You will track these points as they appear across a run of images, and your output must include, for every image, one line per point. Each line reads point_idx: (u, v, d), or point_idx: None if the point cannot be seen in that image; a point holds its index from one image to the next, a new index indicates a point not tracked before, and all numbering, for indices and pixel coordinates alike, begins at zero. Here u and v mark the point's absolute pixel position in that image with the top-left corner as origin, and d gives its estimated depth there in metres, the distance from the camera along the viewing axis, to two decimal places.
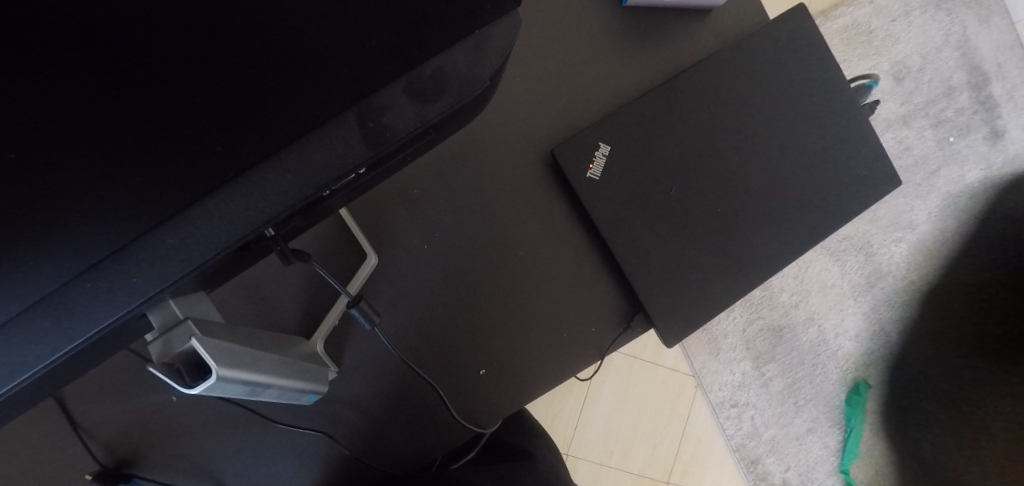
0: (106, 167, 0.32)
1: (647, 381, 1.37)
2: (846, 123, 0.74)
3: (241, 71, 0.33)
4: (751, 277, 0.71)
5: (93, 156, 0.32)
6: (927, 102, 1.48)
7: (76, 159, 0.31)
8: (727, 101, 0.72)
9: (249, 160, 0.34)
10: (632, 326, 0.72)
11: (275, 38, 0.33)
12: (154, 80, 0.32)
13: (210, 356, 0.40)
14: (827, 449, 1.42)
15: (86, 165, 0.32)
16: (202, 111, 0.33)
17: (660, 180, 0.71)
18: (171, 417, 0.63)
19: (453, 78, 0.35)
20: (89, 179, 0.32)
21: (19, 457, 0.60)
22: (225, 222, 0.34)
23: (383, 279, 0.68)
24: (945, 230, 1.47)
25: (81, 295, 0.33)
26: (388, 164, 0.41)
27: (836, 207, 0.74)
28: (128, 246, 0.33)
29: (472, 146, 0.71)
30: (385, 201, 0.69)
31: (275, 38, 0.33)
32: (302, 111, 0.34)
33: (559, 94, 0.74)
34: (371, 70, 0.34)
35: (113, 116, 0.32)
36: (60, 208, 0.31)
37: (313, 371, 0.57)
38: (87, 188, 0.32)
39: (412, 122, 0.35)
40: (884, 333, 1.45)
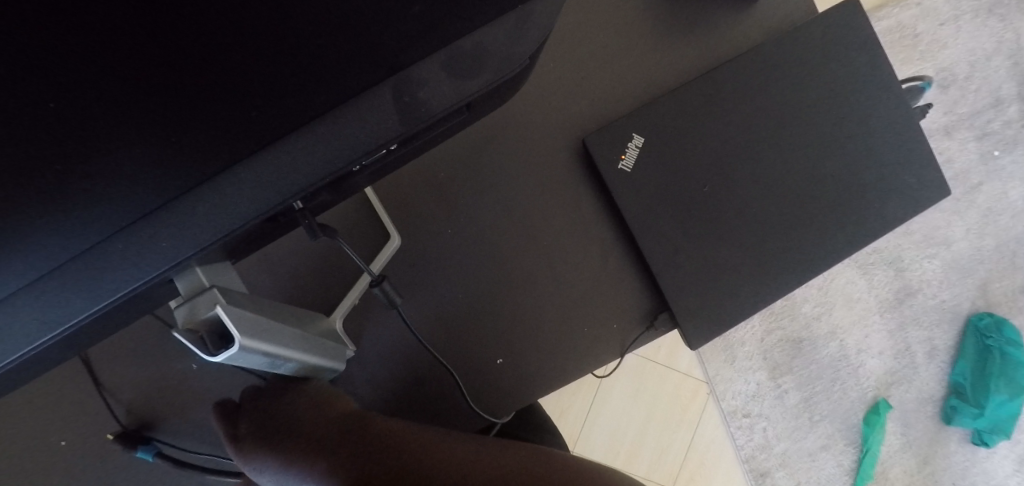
0: (140, 128, 0.32)
1: (658, 384, 1.36)
2: (894, 128, 0.73)
3: (280, 37, 0.33)
4: (782, 282, 0.69)
5: (128, 116, 0.32)
6: (973, 112, 1.44)
7: (111, 119, 0.32)
8: (767, 99, 0.71)
9: (283, 130, 0.34)
10: (656, 324, 0.70)
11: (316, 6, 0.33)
12: (190, 43, 0.32)
13: (234, 326, 0.40)
14: (840, 467, 1.39)
15: (125, 123, 0.32)
16: (238, 78, 0.33)
17: (694, 176, 0.69)
18: (189, 384, 0.64)
19: (491, 55, 0.34)
20: (128, 137, 0.32)
21: (39, 412, 0.61)
22: (256, 192, 0.34)
23: (405, 261, 0.67)
24: (982, 249, 1.43)
25: (112, 256, 0.33)
26: (420, 142, 0.41)
27: (875, 215, 0.71)
28: (162, 209, 0.33)
29: (503, 131, 0.70)
30: (412, 183, 0.68)
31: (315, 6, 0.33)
32: (338, 82, 0.34)
33: (594, 83, 0.73)
34: (409, 43, 0.34)
35: (147, 77, 0.32)
36: (94, 166, 0.32)
37: (332, 348, 0.57)
38: (121, 148, 0.32)
39: (447, 100, 0.35)
40: (909, 352, 1.41)
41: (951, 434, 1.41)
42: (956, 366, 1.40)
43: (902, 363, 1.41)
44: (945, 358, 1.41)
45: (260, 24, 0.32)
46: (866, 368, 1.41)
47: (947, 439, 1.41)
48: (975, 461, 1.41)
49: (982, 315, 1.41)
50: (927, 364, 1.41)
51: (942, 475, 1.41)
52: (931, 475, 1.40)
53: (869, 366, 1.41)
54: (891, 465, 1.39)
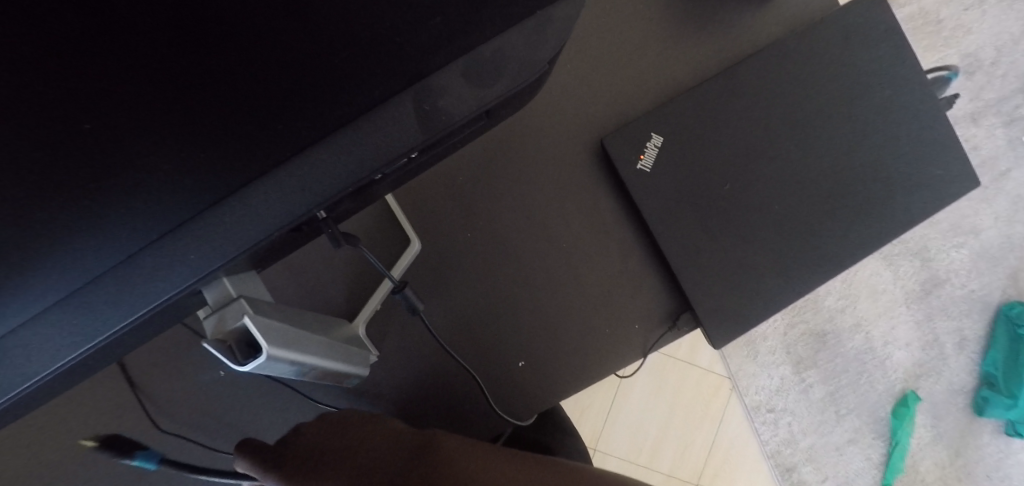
0: (169, 145, 0.33)
1: (680, 380, 1.36)
2: (919, 119, 0.71)
3: (303, 49, 0.33)
4: (806, 278, 0.68)
5: (155, 134, 0.32)
6: (1000, 97, 1.40)
7: (140, 137, 0.32)
8: (787, 93, 0.70)
9: (307, 141, 0.34)
10: (679, 324, 0.70)
11: (338, 17, 0.33)
12: (214, 61, 0.32)
13: (261, 335, 0.41)
14: (869, 461, 1.37)
15: (153, 138, 0.32)
16: (262, 92, 0.33)
17: (714, 173, 0.68)
18: (216, 392, 0.65)
19: (510, 62, 0.35)
20: (157, 152, 0.32)
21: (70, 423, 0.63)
22: (281, 203, 0.35)
23: (425, 266, 0.68)
24: (1012, 237, 1.39)
25: (143, 270, 0.34)
26: (441, 148, 0.41)
27: (902, 208, 0.70)
28: (191, 221, 0.34)
29: (520, 134, 0.70)
30: (430, 188, 0.69)
31: (338, 17, 0.33)
32: (360, 92, 0.34)
33: (610, 82, 0.73)
34: (429, 51, 0.34)
35: (175, 95, 0.32)
36: (126, 182, 0.32)
37: (357, 354, 0.58)
38: (151, 165, 0.33)
39: (467, 107, 0.35)
40: (938, 343, 1.38)
41: (983, 426, 1.38)
42: (987, 355, 1.37)
43: (930, 354, 1.38)
44: (975, 348, 1.38)
45: (283, 41, 0.33)
46: (893, 360, 1.38)
47: (978, 431, 1.38)
48: (1009, 453, 1.38)
49: (1014, 304, 1.37)
50: (956, 355, 1.38)
51: (975, 467, 1.37)
52: (964, 468, 1.37)
53: (896, 358, 1.38)
54: (922, 458, 1.37)
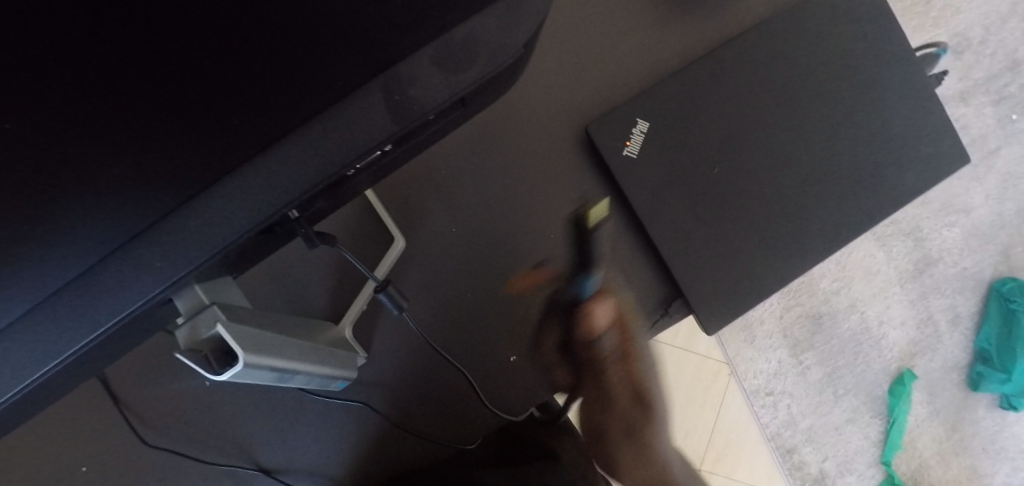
0: (122, 143, 0.31)
1: (678, 369, 1.34)
2: (910, 97, 0.70)
3: (259, 43, 0.31)
4: (799, 261, 0.67)
5: (107, 132, 0.31)
6: (988, 76, 1.40)
7: (90, 135, 0.30)
8: (775, 75, 0.68)
9: (272, 136, 0.32)
10: (670, 312, 0.69)
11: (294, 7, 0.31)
12: (167, 52, 0.31)
13: (236, 343, 0.39)
14: (867, 439, 1.36)
15: (103, 142, 0.31)
16: (220, 85, 0.31)
17: (703, 158, 0.67)
18: (198, 402, 0.63)
19: (483, 46, 0.33)
20: (109, 156, 0.31)
21: (47, 438, 0.60)
22: (248, 204, 0.33)
23: (411, 264, 0.66)
24: (1002, 214, 1.39)
25: (104, 282, 0.32)
26: (416, 140, 0.39)
27: (894, 187, 0.69)
28: (151, 228, 0.32)
29: (503, 125, 0.69)
30: (413, 184, 0.67)
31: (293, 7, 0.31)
32: (325, 83, 0.32)
33: (594, 68, 0.71)
34: (396, 36, 0.32)
35: (126, 89, 0.31)
36: (77, 185, 0.30)
37: (342, 357, 0.56)
38: (103, 165, 0.31)
39: (440, 95, 0.33)
40: (933, 321, 1.38)
41: (979, 401, 1.38)
42: (980, 331, 1.37)
43: (925, 332, 1.38)
44: (968, 325, 1.38)
45: (236, 34, 0.31)
46: (889, 339, 1.38)
47: (975, 406, 1.38)
48: (1004, 426, 1.38)
49: (1005, 281, 1.38)
50: (950, 332, 1.38)
51: (971, 441, 1.38)
52: (960, 442, 1.37)
53: (892, 337, 1.38)
54: (919, 433, 1.37)
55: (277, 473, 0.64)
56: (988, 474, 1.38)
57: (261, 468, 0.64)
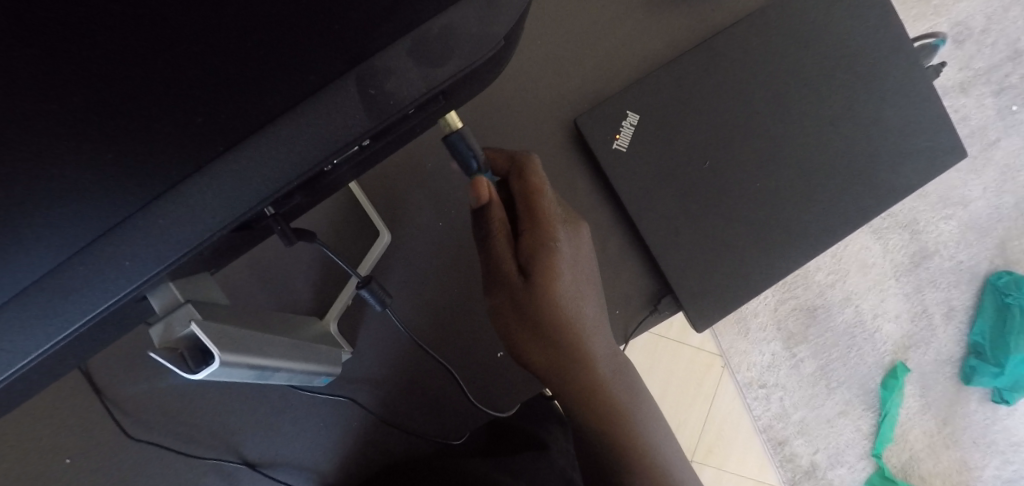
0: (66, 144, 0.28)
1: (671, 361, 1.35)
2: (906, 89, 0.69)
3: (228, 41, 0.30)
4: (791, 256, 0.66)
5: (47, 133, 0.27)
6: (989, 66, 1.39)
7: (38, 144, 0.27)
8: (770, 66, 0.67)
9: (238, 133, 0.31)
10: (660, 309, 0.68)
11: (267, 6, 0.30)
12: (117, 47, 0.28)
13: (211, 341, 0.38)
14: (859, 432, 1.37)
15: (69, 149, 0.28)
16: (189, 84, 0.30)
17: (696, 152, 0.66)
18: (182, 395, 0.62)
19: (462, 37, 0.32)
20: (75, 162, 0.29)
21: (27, 433, 0.59)
22: (219, 201, 0.32)
23: (397, 257, 0.65)
24: (999, 207, 1.39)
25: (73, 280, 0.31)
26: (396, 135, 0.38)
27: (888, 182, 0.68)
28: (121, 226, 0.31)
29: (491, 117, 0.68)
30: (399, 176, 0.66)
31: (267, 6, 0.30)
32: (295, 78, 0.31)
33: (585, 59, 0.70)
34: (369, 29, 0.31)
35: (77, 92, 0.28)
36: (18, 188, 0.28)
37: (326, 352, 0.55)
38: (49, 167, 0.28)
39: (417, 89, 0.32)
40: (927, 314, 1.38)
41: (971, 394, 1.37)
42: (975, 324, 1.37)
43: (919, 325, 1.38)
44: (962, 318, 1.38)
45: (208, 35, 0.29)
46: (882, 332, 1.38)
47: (967, 399, 1.38)
48: (996, 419, 1.38)
49: (1001, 274, 1.38)
50: (945, 326, 1.38)
51: (962, 434, 1.38)
52: (952, 435, 1.37)
53: (886, 330, 1.38)
54: (911, 426, 1.37)
55: (262, 466, 0.63)
56: (979, 466, 1.38)
57: (245, 462, 0.63)
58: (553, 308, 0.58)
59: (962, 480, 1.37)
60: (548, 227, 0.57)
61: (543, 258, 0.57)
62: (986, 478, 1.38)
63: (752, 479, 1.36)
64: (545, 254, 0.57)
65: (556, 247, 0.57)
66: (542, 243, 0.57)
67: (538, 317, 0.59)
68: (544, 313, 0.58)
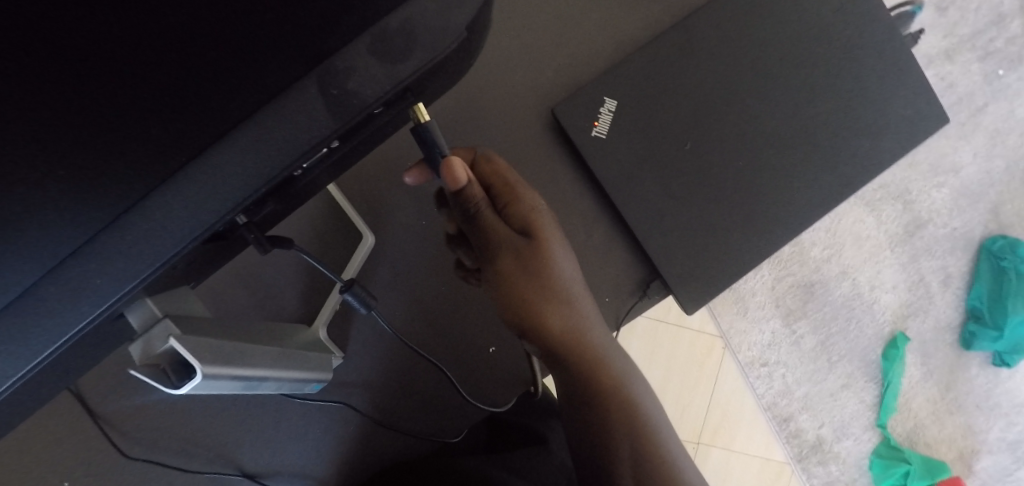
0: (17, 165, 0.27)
1: (671, 345, 1.34)
2: (887, 58, 0.68)
3: (178, 50, 0.29)
4: (781, 232, 0.66)
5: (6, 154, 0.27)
6: (974, 32, 1.38)
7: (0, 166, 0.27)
8: (749, 43, 0.66)
9: (199, 144, 0.30)
10: (648, 294, 0.67)
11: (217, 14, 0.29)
12: (63, 64, 0.27)
13: (192, 355, 0.37)
14: (863, 404, 1.37)
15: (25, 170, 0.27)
16: (143, 96, 0.29)
17: (678, 134, 0.65)
18: (176, 411, 0.62)
19: (421, 31, 0.32)
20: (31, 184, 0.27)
21: (21, 459, 0.59)
22: (186, 213, 0.31)
23: (383, 258, 0.65)
24: (991, 172, 1.39)
25: (44, 303, 0.30)
26: (365, 135, 0.38)
27: (874, 152, 0.68)
28: (86, 245, 0.30)
29: (469, 112, 0.67)
30: (380, 177, 0.65)
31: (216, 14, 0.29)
32: (253, 83, 0.30)
33: (561, 47, 0.69)
34: (325, 28, 0.30)
35: (35, 114, 0.27)
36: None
37: (315, 359, 0.54)
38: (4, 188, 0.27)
39: (380, 86, 0.32)
40: (924, 283, 1.38)
41: (971, 359, 1.38)
42: (972, 290, 1.37)
43: (916, 294, 1.38)
44: (960, 284, 1.38)
45: (157, 46, 0.29)
46: (880, 303, 1.38)
47: (968, 364, 1.38)
48: (998, 383, 1.39)
49: (995, 239, 1.37)
50: (942, 293, 1.38)
51: (965, 399, 1.38)
52: (955, 401, 1.38)
53: (884, 301, 1.38)
54: (914, 395, 1.37)
55: (262, 477, 0.63)
56: (983, 430, 1.39)
57: (244, 473, 0.63)
58: (550, 274, 0.57)
59: (968, 445, 1.38)
60: (529, 195, 0.58)
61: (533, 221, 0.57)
62: (991, 441, 1.39)
63: (760, 458, 1.35)
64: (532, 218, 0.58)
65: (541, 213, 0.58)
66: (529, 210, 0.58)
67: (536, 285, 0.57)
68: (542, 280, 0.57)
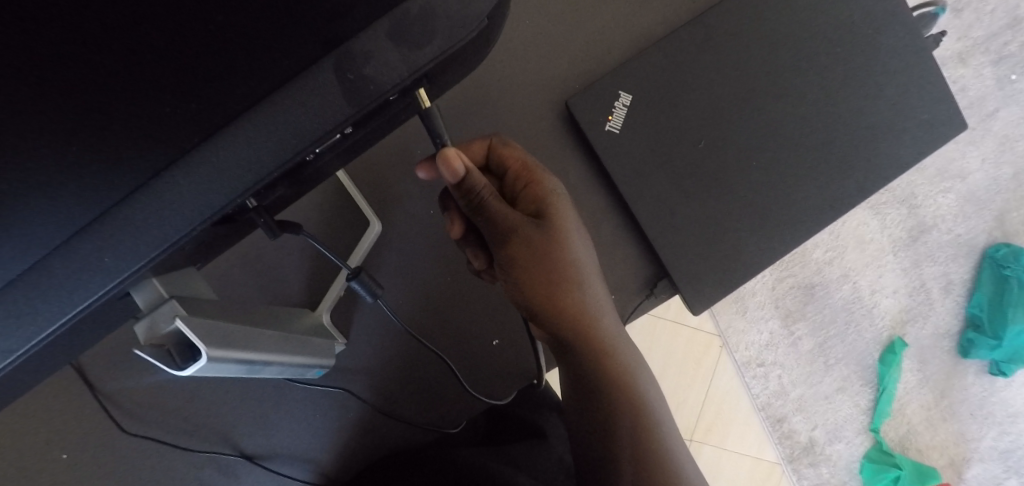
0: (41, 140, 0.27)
1: (669, 341, 1.35)
2: (905, 61, 0.67)
3: (198, 28, 0.28)
4: (790, 234, 0.65)
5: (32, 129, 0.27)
6: (988, 35, 1.37)
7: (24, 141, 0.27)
8: (766, 40, 0.66)
9: (214, 122, 0.30)
10: (656, 292, 0.67)
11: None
12: (86, 41, 0.27)
13: (196, 336, 0.37)
14: (857, 407, 1.37)
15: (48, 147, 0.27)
16: (159, 74, 0.28)
17: (691, 131, 0.65)
18: (177, 390, 0.62)
19: (442, 17, 0.31)
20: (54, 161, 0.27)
21: (20, 433, 0.59)
22: (196, 195, 0.31)
23: (389, 246, 0.65)
24: (998, 179, 1.38)
25: (53, 279, 0.30)
26: (379, 121, 0.38)
27: (888, 156, 0.67)
28: (98, 220, 0.29)
29: (481, 101, 0.67)
30: (388, 164, 0.65)
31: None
32: (270, 63, 0.30)
33: (576, 38, 0.68)
34: (344, 11, 0.30)
35: (57, 90, 0.27)
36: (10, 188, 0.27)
37: (318, 344, 0.54)
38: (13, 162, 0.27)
39: (398, 73, 0.32)
40: (925, 289, 1.38)
41: (968, 367, 1.38)
42: (973, 297, 1.37)
43: (917, 300, 1.38)
44: (961, 291, 1.38)
45: (178, 25, 0.28)
46: (880, 307, 1.38)
47: (965, 372, 1.38)
48: (993, 391, 1.39)
49: (999, 247, 1.37)
50: (943, 300, 1.37)
51: (960, 407, 1.38)
52: (949, 408, 1.38)
53: (884, 305, 1.38)
54: (909, 400, 1.38)
55: (259, 458, 0.63)
56: (976, 438, 1.39)
57: (242, 454, 0.63)
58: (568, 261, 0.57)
59: (960, 452, 1.38)
60: (546, 178, 0.58)
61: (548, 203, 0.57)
62: (983, 450, 1.39)
63: (751, 457, 1.36)
64: (547, 202, 0.57)
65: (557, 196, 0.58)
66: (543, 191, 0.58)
67: (541, 274, 0.56)
68: (549, 268, 0.56)
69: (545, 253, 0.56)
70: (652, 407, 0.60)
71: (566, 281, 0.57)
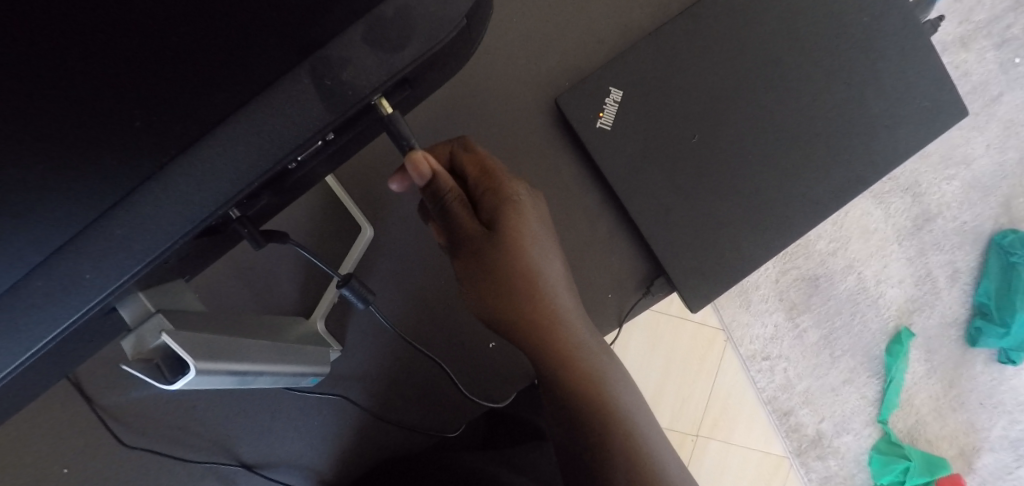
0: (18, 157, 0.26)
1: (673, 337, 1.34)
2: (903, 48, 0.66)
3: (172, 38, 0.28)
4: (790, 228, 0.64)
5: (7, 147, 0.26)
6: (991, 18, 1.35)
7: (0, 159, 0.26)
8: (760, 31, 0.65)
9: (192, 134, 0.29)
10: (653, 291, 0.66)
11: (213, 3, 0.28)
12: (58, 54, 0.26)
13: (184, 351, 0.36)
14: (864, 399, 1.36)
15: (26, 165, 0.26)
16: (134, 87, 0.28)
17: (685, 126, 0.64)
18: (172, 402, 0.62)
19: (418, 19, 0.31)
20: (31, 179, 0.27)
21: (18, 448, 0.59)
22: (177, 208, 0.30)
23: (383, 251, 0.64)
24: (1004, 164, 1.36)
25: (35, 298, 0.29)
26: (362, 125, 0.37)
27: (888, 146, 0.66)
28: (80, 236, 0.29)
29: (471, 101, 0.66)
30: (379, 168, 0.64)
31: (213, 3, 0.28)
32: (246, 72, 0.29)
33: (567, 35, 0.68)
34: (320, 16, 0.29)
35: (30, 106, 0.26)
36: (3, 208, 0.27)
37: (311, 352, 0.54)
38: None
39: (375, 76, 0.31)
40: (931, 278, 1.36)
41: (977, 356, 1.37)
42: (979, 286, 1.35)
43: (923, 289, 1.36)
44: (967, 279, 1.36)
45: (152, 36, 0.28)
46: (886, 298, 1.36)
47: (973, 361, 1.37)
48: (1003, 380, 1.37)
49: (1006, 233, 1.35)
50: (949, 288, 1.36)
51: (969, 396, 1.37)
52: (958, 397, 1.37)
53: (889, 295, 1.37)
54: (917, 391, 1.36)
55: (259, 467, 0.63)
56: (986, 427, 1.38)
57: (242, 463, 0.63)
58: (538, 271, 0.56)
59: (969, 442, 1.37)
60: (508, 184, 0.56)
61: (511, 213, 0.55)
62: (993, 439, 1.38)
63: (758, 451, 1.35)
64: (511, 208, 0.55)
65: (520, 203, 0.55)
66: (505, 199, 0.55)
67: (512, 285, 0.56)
68: (520, 280, 0.56)
69: (507, 265, 0.54)
70: (622, 410, 0.60)
71: (535, 290, 0.57)
